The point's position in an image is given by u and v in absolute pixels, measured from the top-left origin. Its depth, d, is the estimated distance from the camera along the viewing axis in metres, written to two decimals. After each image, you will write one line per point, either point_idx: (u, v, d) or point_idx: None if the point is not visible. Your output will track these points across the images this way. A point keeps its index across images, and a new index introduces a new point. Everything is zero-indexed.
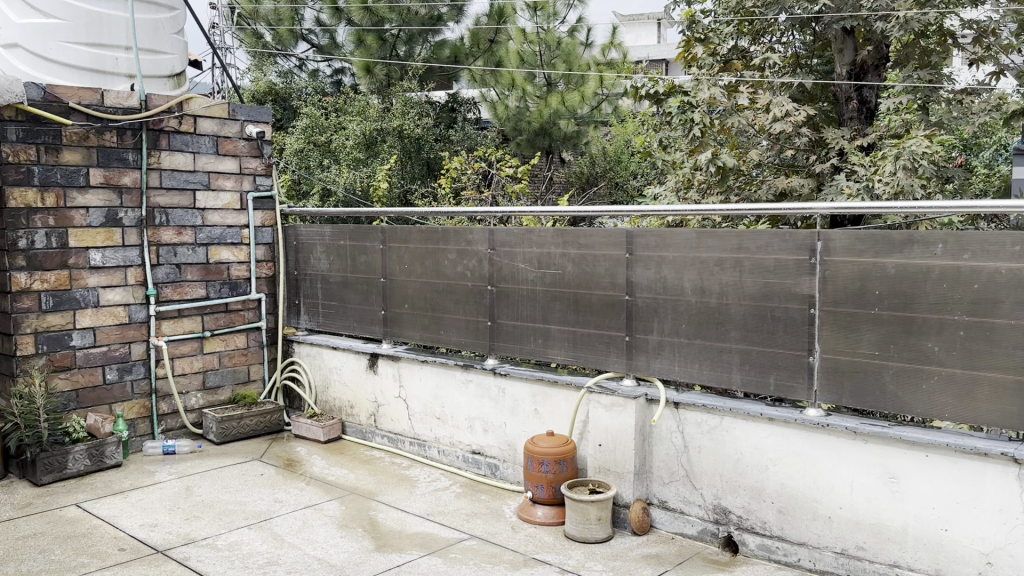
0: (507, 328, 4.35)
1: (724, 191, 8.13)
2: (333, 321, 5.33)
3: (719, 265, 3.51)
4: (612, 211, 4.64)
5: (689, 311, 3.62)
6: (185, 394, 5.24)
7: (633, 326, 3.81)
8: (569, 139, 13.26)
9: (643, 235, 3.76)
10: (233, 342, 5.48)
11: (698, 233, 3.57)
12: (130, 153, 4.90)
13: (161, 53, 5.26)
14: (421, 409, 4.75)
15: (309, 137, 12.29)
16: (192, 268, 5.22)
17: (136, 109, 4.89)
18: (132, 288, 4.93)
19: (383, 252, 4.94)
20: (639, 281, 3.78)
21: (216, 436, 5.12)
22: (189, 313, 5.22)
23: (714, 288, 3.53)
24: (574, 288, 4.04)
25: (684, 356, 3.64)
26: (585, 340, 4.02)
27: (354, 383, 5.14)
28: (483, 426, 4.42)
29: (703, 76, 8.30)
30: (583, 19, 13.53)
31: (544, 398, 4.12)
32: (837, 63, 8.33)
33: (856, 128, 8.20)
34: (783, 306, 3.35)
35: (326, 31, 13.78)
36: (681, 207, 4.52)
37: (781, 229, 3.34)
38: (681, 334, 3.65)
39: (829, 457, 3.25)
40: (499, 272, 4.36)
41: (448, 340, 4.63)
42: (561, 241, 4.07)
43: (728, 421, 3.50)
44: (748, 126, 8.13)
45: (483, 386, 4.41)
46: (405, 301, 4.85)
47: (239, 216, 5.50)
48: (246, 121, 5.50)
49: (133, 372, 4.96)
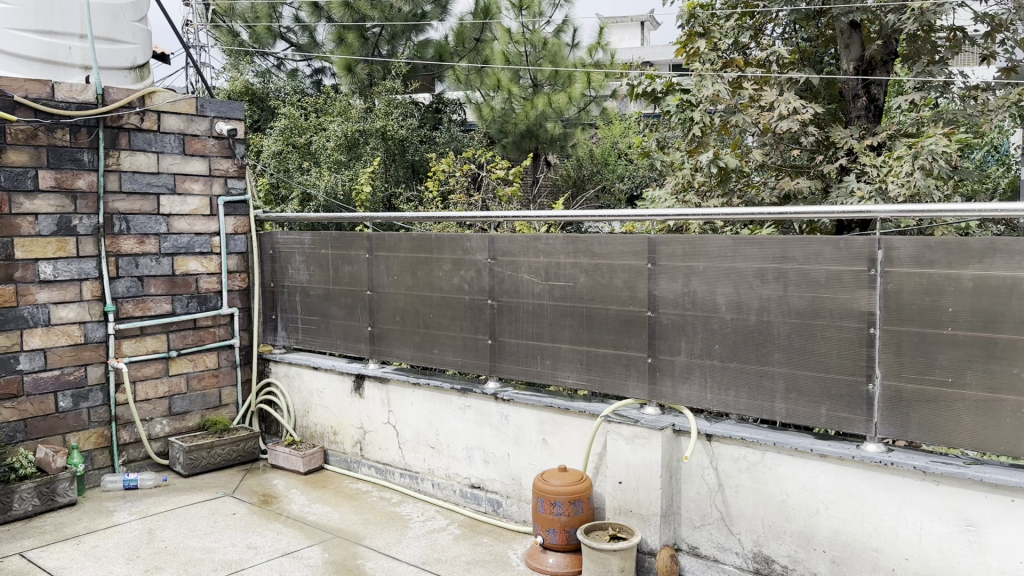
0: (510, 347, 3.88)
1: (726, 193, 7.73)
2: (314, 339, 4.83)
3: (759, 277, 3.06)
4: (622, 215, 4.16)
5: (723, 330, 3.16)
6: (148, 421, 4.71)
7: (657, 346, 3.35)
8: (556, 141, 12.93)
9: (667, 242, 3.30)
10: (203, 362, 4.96)
11: (733, 240, 3.11)
12: (85, 153, 4.37)
13: (121, 42, 4.71)
14: (413, 438, 4.26)
15: (287, 138, 11.62)
16: (157, 281, 4.71)
17: (92, 104, 4.38)
18: (88, 304, 4.40)
19: (370, 262, 4.46)
20: (663, 295, 3.32)
21: (184, 468, 4.60)
22: (153, 331, 4.69)
23: (753, 304, 3.08)
24: (587, 302, 3.57)
25: (717, 381, 3.19)
26: (600, 361, 3.55)
27: (337, 407, 4.64)
28: (483, 456, 3.95)
29: (705, 72, 7.83)
30: (568, 19, 13.23)
31: (553, 426, 3.66)
32: (843, 60, 7.88)
33: (865, 127, 7.69)
34: (836, 324, 2.90)
35: (306, 29, 13.28)
36: (703, 210, 4.06)
37: (834, 236, 2.88)
38: (714, 356, 3.19)
39: (894, 501, 2.79)
40: (500, 284, 3.88)
41: (443, 359, 4.15)
42: (571, 249, 3.61)
43: (772, 457, 3.05)
44: (752, 125, 7.60)
45: (483, 412, 3.93)
46: (394, 316, 4.36)
47: (208, 222, 4.98)
48: (217, 117, 4.98)
49: (89, 398, 4.43)
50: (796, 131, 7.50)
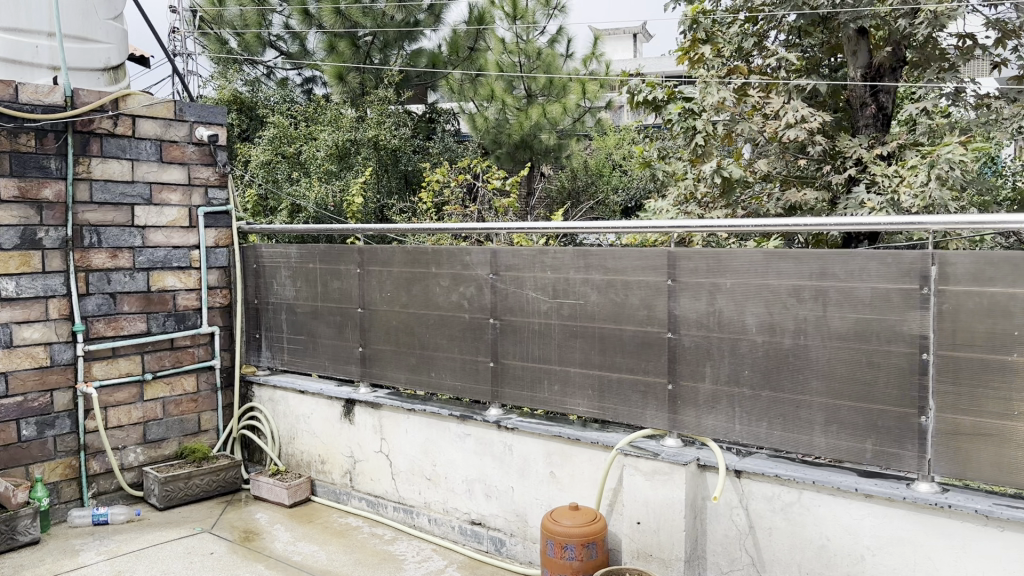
0: (514, 371, 3.56)
1: (730, 204, 7.40)
2: (300, 360, 4.50)
3: (795, 296, 2.75)
4: (625, 225, 3.80)
5: (754, 354, 2.85)
6: (120, 450, 4.36)
7: (678, 371, 3.03)
8: (551, 151, 13.03)
9: (689, 256, 2.99)
10: (180, 386, 4.61)
11: (764, 254, 2.80)
12: (52, 160, 4.03)
13: (93, 41, 4.38)
14: (407, 468, 3.93)
15: (276, 148, 11.24)
16: (131, 298, 4.36)
17: (60, 107, 4.04)
18: (55, 323, 4.05)
19: (361, 278, 4.13)
20: (685, 315, 3.01)
21: (159, 501, 4.25)
22: (126, 353, 4.34)
23: (788, 325, 2.76)
24: (600, 323, 3.25)
25: (746, 411, 2.87)
26: (614, 387, 3.23)
27: (325, 434, 4.31)
28: (484, 490, 3.62)
29: (710, 79, 7.56)
30: (563, 29, 13.32)
31: (561, 458, 3.33)
32: (850, 66, 7.58)
33: (874, 136, 7.42)
34: (884, 349, 2.59)
35: (296, 38, 12.94)
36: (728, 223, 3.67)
37: (881, 251, 2.57)
38: (743, 383, 2.88)
39: (951, 549, 2.47)
40: (503, 302, 3.57)
41: (441, 384, 3.82)
42: (582, 264, 3.29)
43: (810, 496, 2.73)
44: (758, 134, 7.39)
45: (485, 442, 3.61)
46: (387, 335, 4.04)
47: (187, 235, 4.64)
48: (196, 122, 4.64)
49: (55, 426, 4.07)
50: (805, 140, 7.24)
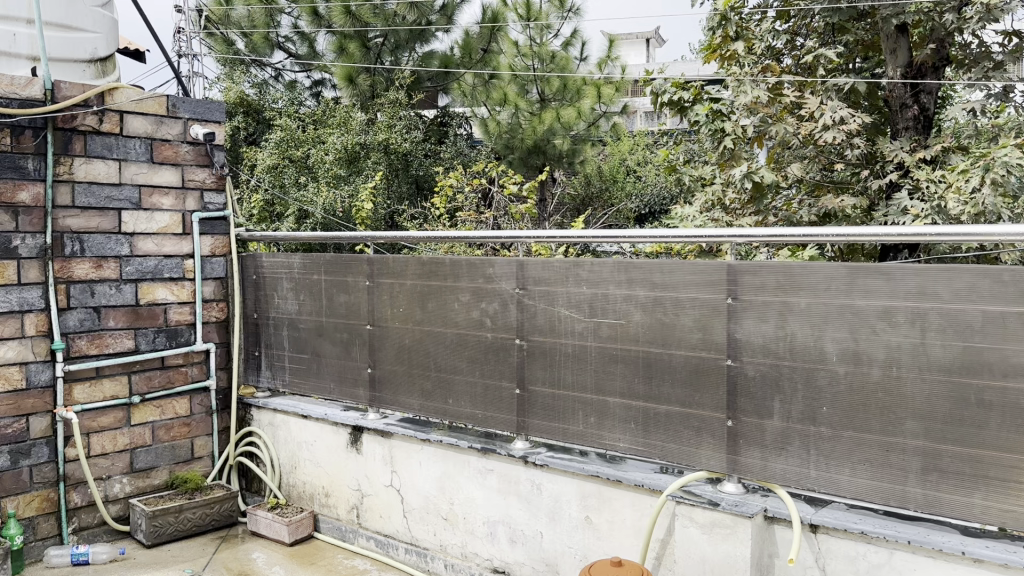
0: (542, 399, 3.13)
1: (760, 210, 6.91)
2: (303, 381, 4.08)
3: (886, 320, 2.32)
4: (655, 235, 3.25)
5: (834, 388, 2.43)
6: (104, 480, 3.95)
7: (739, 405, 2.62)
8: (564, 158, 12.48)
9: (753, 271, 2.56)
10: (172, 409, 4.20)
11: (848, 269, 2.37)
12: (30, 160, 3.64)
13: (77, 30, 4.00)
14: (421, 505, 3.51)
15: (284, 152, 10.86)
16: (117, 312, 3.96)
17: (38, 101, 3.64)
18: (31, 341, 3.65)
19: (370, 291, 3.72)
20: (749, 340, 2.59)
21: (147, 537, 3.84)
22: (111, 373, 3.94)
23: (877, 355, 2.34)
24: (644, 346, 2.83)
25: (823, 455, 2.46)
26: (662, 422, 2.80)
27: (330, 464, 3.89)
28: (509, 534, 3.19)
29: (743, 76, 7.07)
30: (577, 32, 12.87)
31: (598, 501, 2.91)
32: (889, 66, 7.13)
33: (915, 138, 6.97)
34: (998, 386, 2.14)
35: (305, 39, 12.64)
36: (807, 228, 2.89)
37: (993, 266, 2.13)
38: (820, 421, 2.46)
39: None
40: (531, 320, 3.15)
41: (459, 412, 3.40)
42: (624, 278, 2.87)
43: (902, 558, 2.29)
44: (792, 136, 6.92)
45: (509, 480, 3.19)
46: (399, 356, 3.62)
47: (181, 243, 4.24)
48: (191, 119, 4.23)
49: (32, 455, 3.66)
50: (843, 142, 6.78)
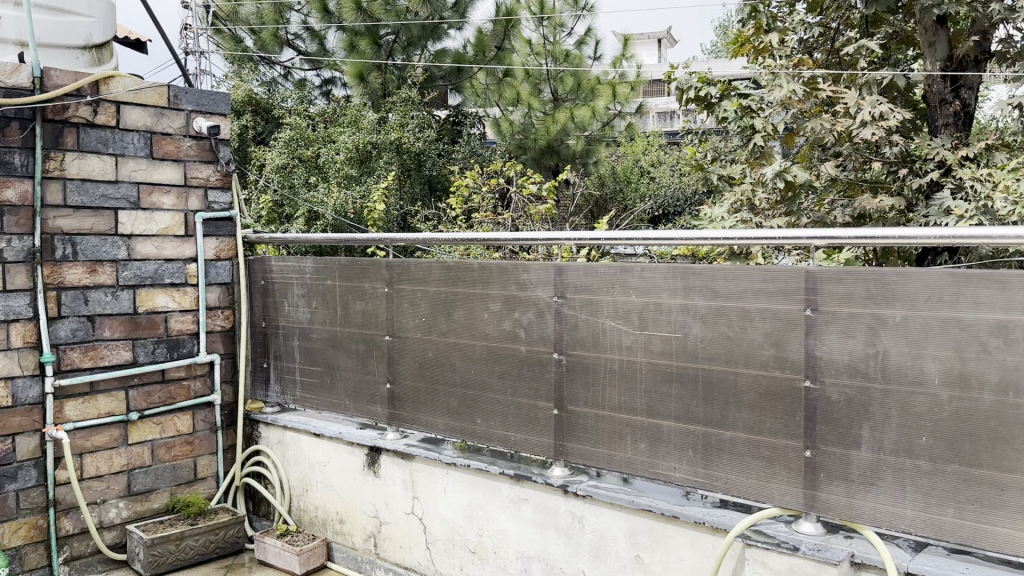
0: (583, 422, 2.79)
1: (792, 211, 6.54)
2: (315, 396, 3.75)
3: (1001, 336, 1.96)
4: (698, 239, 2.83)
5: (935, 416, 2.08)
6: (99, 504, 3.63)
7: (820, 433, 2.28)
8: (578, 158, 12.21)
9: (836, 279, 2.23)
10: (173, 426, 3.88)
11: (953, 276, 2.02)
12: (17, 155, 3.32)
13: (71, 14, 3.70)
14: (445, 537, 3.17)
15: (294, 151, 10.53)
16: (114, 321, 3.64)
17: (25, 90, 3.33)
18: (18, 353, 3.32)
19: (389, 299, 3.39)
20: (832, 358, 2.25)
21: (144, 568, 3.51)
22: (107, 387, 3.62)
23: (989, 378, 1.98)
24: (705, 364, 2.48)
25: (921, 493, 2.11)
26: (726, 451, 2.45)
27: (346, 487, 3.55)
28: (546, 572, 2.85)
29: (778, 70, 6.69)
30: (591, 29, 12.73)
31: (651, 538, 2.56)
32: (928, 61, 6.72)
33: (957, 136, 6.53)
34: None
35: (315, 37, 12.36)
36: (903, 229, 2.37)
37: None
38: (919, 454, 2.11)
39: None
40: (571, 332, 2.81)
41: (489, 434, 3.06)
42: (682, 285, 2.52)
43: None
44: (828, 133, 6.46)
45: (546, 511, 2.85)
46: (421, 370, 3.28)
47: (184, 245, 3.91)
48: (194, 111, 3.91)
49: (18, 479, 3.34)
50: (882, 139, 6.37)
